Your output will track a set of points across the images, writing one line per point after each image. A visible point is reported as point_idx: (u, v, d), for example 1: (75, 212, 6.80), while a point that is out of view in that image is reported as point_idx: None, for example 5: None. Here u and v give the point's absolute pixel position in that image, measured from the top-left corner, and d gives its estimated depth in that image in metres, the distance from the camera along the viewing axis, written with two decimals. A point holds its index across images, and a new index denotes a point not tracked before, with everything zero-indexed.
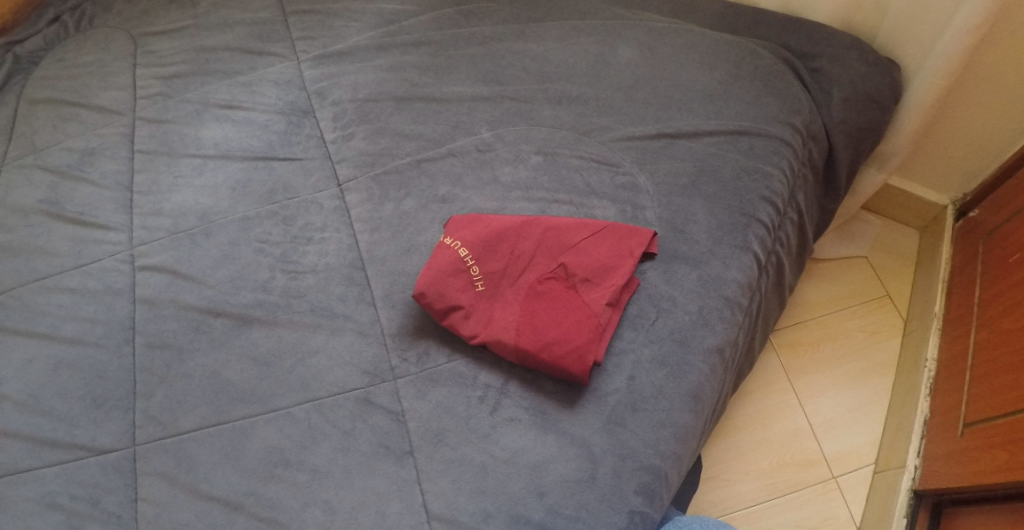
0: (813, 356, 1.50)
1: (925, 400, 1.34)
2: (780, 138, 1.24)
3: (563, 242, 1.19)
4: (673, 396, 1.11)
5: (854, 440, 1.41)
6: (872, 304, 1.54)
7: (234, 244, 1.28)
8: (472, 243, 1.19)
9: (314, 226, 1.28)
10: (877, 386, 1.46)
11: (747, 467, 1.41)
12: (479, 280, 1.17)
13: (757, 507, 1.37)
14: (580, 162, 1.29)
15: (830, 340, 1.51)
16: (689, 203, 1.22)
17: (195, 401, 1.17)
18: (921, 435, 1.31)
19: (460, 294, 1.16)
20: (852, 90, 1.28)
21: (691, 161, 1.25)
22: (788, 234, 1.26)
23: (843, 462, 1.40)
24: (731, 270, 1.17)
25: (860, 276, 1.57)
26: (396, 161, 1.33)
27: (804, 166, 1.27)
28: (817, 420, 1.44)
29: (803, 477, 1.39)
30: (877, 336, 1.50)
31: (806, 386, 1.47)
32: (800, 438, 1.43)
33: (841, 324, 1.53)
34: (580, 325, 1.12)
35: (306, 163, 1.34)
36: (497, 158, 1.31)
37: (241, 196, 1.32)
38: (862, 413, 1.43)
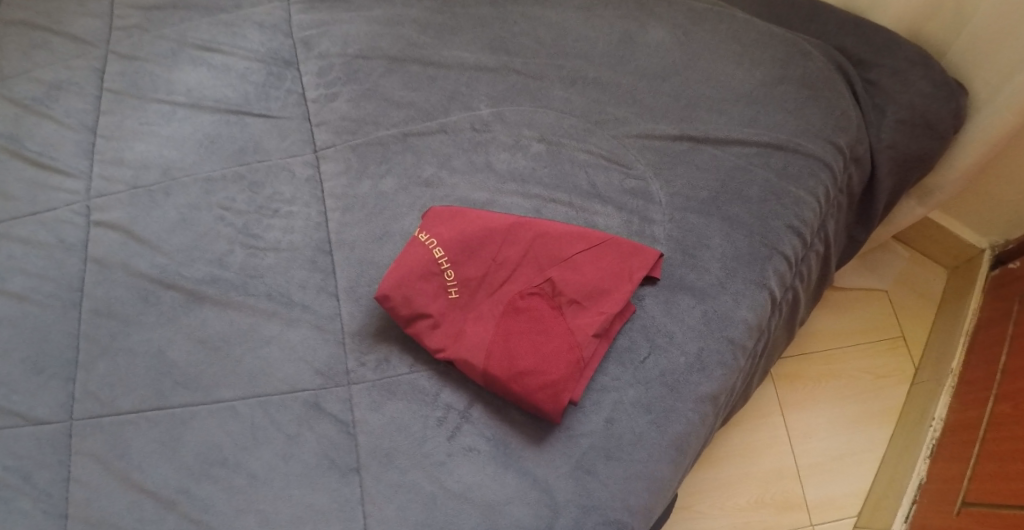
0: (812, 393, 1.41)
1: (924, 463, 1.26)
2: (821, 159, 1.08)
3: (555, 256, 1.05)
4: (652, 447, 0.99)
5: (840, 488, 1.33)
6: (885, 344, 1.43)
7: (193, 207, 1.16)
8: (448, 244, 1.05)
9: (282, 196, 1.15)
10: (875, 434, 1.36)
11: (723, 502, 1.34)
12: (453, 286, 1.04)
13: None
14: (588, 158, 1.14)
15: (832, 378, 1.41)
16: (705, 223, 1.07)
17: (136, 380, 1.07)
18: (914, 500, 1.23)
19: (429, 299, 1.03)
20: (910, 111, 1.12)
21: (714, 172, 1.09)
22: (810, 268, 1.11)
23: (824, 510, 1.32)
24: (741, 308, 1.03)
25: (877, 311, 1.46)
26: (380, 131, 1.18)
27: (841, 193, 1.11)
28: (804, 462, 1.35)
29: (779, 520, 1.31)
30: (884, 380, 1.40)
31: (800, 423, 1.38)
32: (783, 479, 1.34)
33: (847, 362, 1.42)
34: (559, 357, 0.99)
35: (281, 123, 1.20)
36: (494, 140, 1.16)
37: (208, 153, 1.19)
38: (854, 461, 1.35)
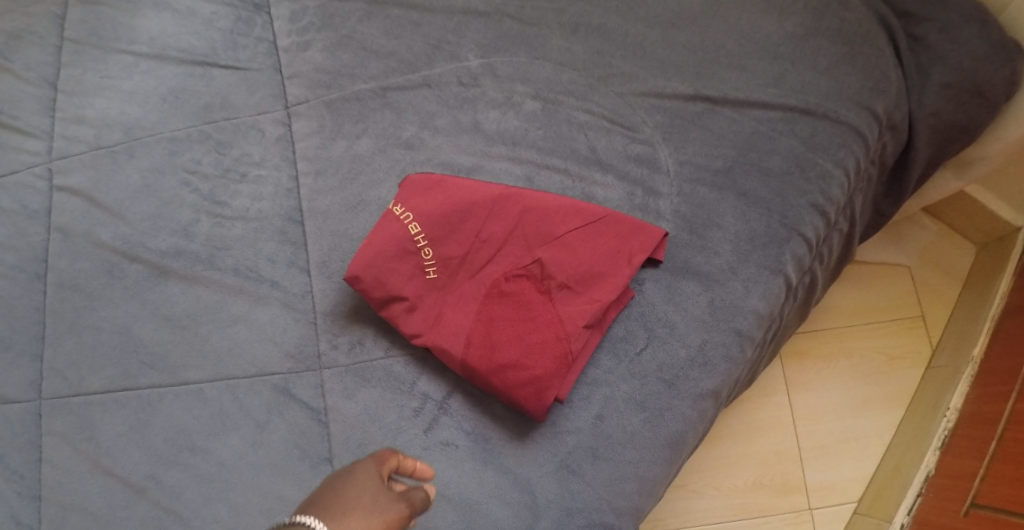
0: (820, 373, 1.32)
1: (932, 454, 1.19)
2: (854, 128, 0.95)
3: (545, 232, 0.94)
4: (644, 447, 0.90)
5: (841, 473, 1.27)
6: (902, 323, 1.33)
7: (157, 170, 1.07)
8: (425, 218, 0.94)
9: (250, 158, 1.05)
10: (882, 418, 1.29)
11: (719, 481, 1.28)
12: (431, 266, 0.94)
13: (718, 524, 1.26)
14: (587, 119, 1.01)
15: (843, 357, 1.32)
16: (717, 198, 0.95)
17: (102, 359, 1.02)
18: (919, 493, 1.17)
19: (405, 279, 0.93)
20: (959, 73, 0.97)
21: (730, 139, 0.96)
22: (831, 249, 1.00)
23: (823, 495, 1.26)
24: (752, 297, 0.92)
25: (897, 287, 1.35)
26: (357, 85, 1.06)
27: (871, 165, 0.99)
28: (807, 443, 1.29)
29: (775, 503, 1.26)
30: (897, 362, 1.31)
31: (806, 404, 1.31)
32: (784, 461, 1.28)
33: (861, 340, 1.33)
34: (545, 351, 0.89)
35: (251, 75, 1.09)
36: (483, 97, 1.03)
37: (173, 110, 1.09)
38: (860, 444, 1.28)
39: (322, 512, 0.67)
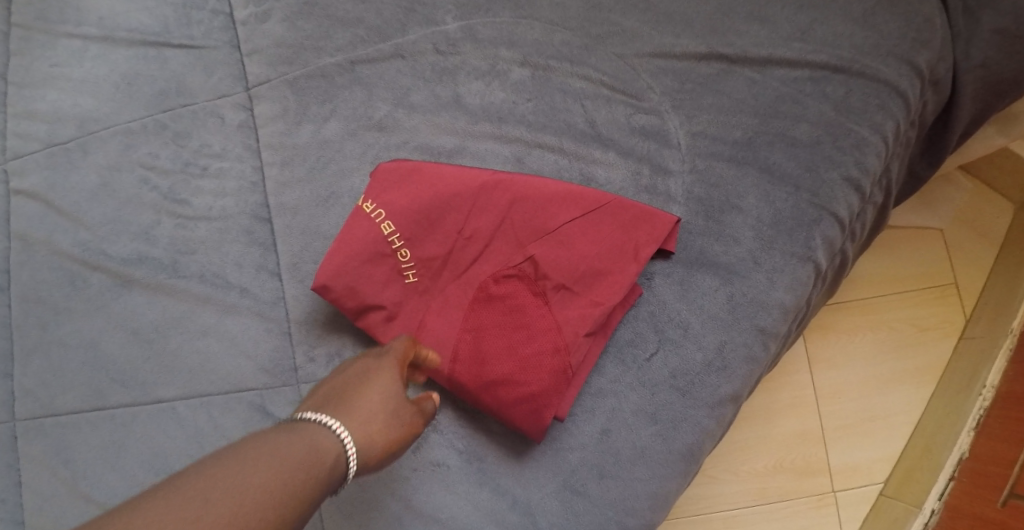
0: (845, 348, 1.19)
1: (966, 435, 1.08)
2: (895, 87, 0.80)
3: (538, 227, 0.82)
4: (656, 463, 0.80)
5: (867, 453, 1.16)
6: (933, 293, 1.19)
7: (114, 168, 0.97)
8: (400, 216, 0.83)
9: (210, 149, 0.94)
10: (910, 395, 1.16)
11: (738, 466, 1.17)
12: (410, 269, 0.83)
13: (737, 513, 1.15)
14: (583, 87, 0.87)
15: (871, 330, 1.19)
16: (738, 175, 0.82)
17: (71, 377, 0.94)
18: (950, 477, 1.07)
19: (382, 285, 0.83)
20: (1014, 16, 0.80)
21: (752, 105, 0.83)
22: (865, 223, 0.86)
23: (848, 476, 1.15)
24: (777, 289, 0.80)
25: (931, 251, 1.20)
26: (323, 59, 0.93)
27: (910, 128, 0.85)
28: (830, 425, 1.17)
29: (797, 486, 1.15)
30: (927, 333, 1.18)
31: (830, 382, 1.18)
32: (806, 443, 1.16)
33: (888, 312, 1.19)
34: (543, 365, 0.79)
35: (207, 54, 0.97)
36: (463, 66, 0.90)
37: (126, 98, 0.99)
38: (890, 423, 1.16)
39: (342, 410, 0.67)
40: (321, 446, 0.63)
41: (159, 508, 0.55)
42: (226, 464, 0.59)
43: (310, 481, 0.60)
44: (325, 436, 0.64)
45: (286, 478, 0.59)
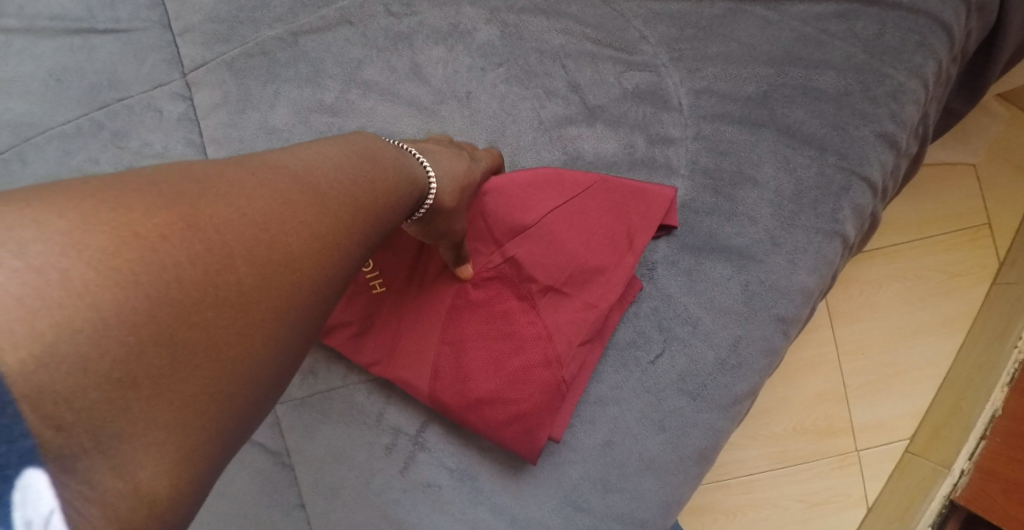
0: (869, 299, 1.06)
1: (999, 391, 0.96)
2: (936, 18, 0.67)
3: (518, 220, 0.69)
4: (664, 472, 0.70)
5: (893, 408, 1.04)
6: (965, 235, 1.05)
7: (54, 177, 0.86)
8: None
9: (151, 149, 0.84)
10: (941, 345, 1.04)
11: (757, 429, 1.06)
12: (375, 281, 0.73)
13: (755, 477, 1.05)
14: (562, 43, 0.74)
15: (897, 280, 1.05)
16: (751, 140, 0.70)
17: None
18: (982, 436, 0.96)
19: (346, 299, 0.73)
20: None
21: (766, 51, 0.70)
22: (898, 177, 0.74)
23: (873, 433, 1.04)
24: (798, 272, 0.68)
25: (963, 188, 1.05)
26: (261, 33, 0.81)
27: (953, 63, 0.72)
28: (854, 382, 1.05)
29: (818, 448, 1.04)
30: (959, 279, 1.04)
31: (852, 337, 1.06)
32: (833, 402, 1.05)
33: (914, 259, 1.06)
34: (536, 376, 0.68)
35: (136, 38, 0.85)
36: (422, 29, 0.77)
37: (58, 95, 0.87)
38: (916, 378, 1.04)
39: (438, 163, 0.64)
40: (420, 176, 0.60)
41: (315, 150, 0.53)
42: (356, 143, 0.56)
43: (413, 188, 0.59)
44: (422, 172, 0.61)
45: (405, 179, 0.58)
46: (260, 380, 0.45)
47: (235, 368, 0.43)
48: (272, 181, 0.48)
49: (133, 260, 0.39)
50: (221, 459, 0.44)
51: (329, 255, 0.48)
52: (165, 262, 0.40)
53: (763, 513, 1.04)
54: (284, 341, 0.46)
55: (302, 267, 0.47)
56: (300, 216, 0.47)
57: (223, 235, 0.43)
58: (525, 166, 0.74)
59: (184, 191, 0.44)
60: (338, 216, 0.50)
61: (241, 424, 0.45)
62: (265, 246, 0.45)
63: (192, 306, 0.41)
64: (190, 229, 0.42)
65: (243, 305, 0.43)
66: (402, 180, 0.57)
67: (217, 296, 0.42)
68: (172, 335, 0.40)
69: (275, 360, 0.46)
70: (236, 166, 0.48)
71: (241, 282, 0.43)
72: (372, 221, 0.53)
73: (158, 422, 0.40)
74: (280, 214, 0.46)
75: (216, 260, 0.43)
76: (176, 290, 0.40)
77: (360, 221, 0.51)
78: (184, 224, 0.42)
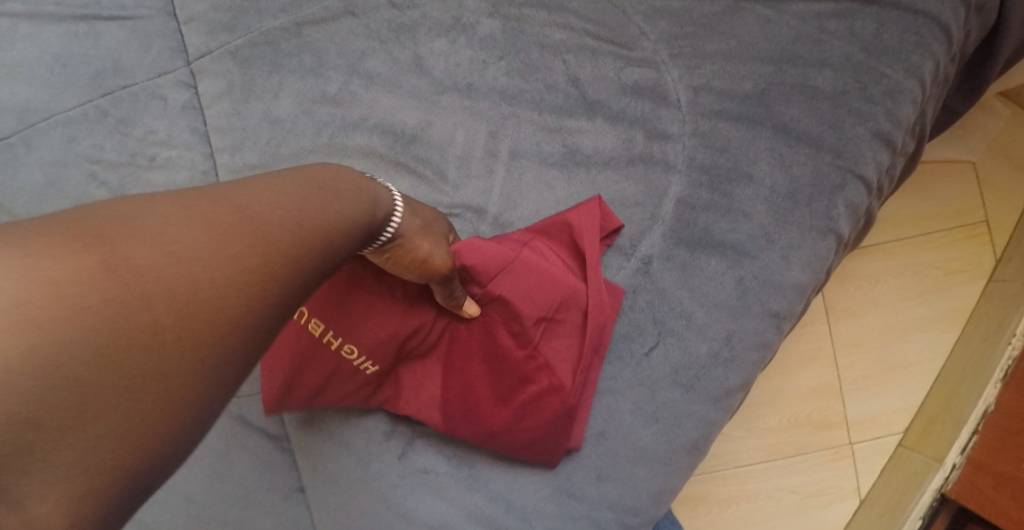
0: (866, 295, 1.07)
1: (992, 387, 0.99)
2: (935, 19, 0.68)
3: (499, 259, 0.69)
4: (657, 462, 0.71)
5: (886, 403, 1.05)
6: (962, 232, 1.06)
7: (60, 163, 0.87)
8: (332, 316, 0.69)
9: (155, 137, 0.85)
10: (935, 341, 1.05)
11: (750, 422, 1.08)
12: (364, 362, 0.70)
13: (749, 469, 1.06)
14: (563, 38, 0.75)
15: (894, 276, 1.07)
16: (748, 137, 0.71)
17: None
18: (974, 430, 0.98)
19: (333, 378, 0.71)
20: None
21: (764, 49, 0.71)
22: (894, 177, 0.75)
23: (867, 428, 1.05)
24: (793, 268, 0.69)
25: (962, 185, 1.07)
26: (265, 23, 0.82)
27: (952, 62, 0.73)
28: (849, 377, 1.06)
29: (812, 440, 1.05)
30: (954, 276, 1.06)
31: (850, 331, 1.07)
32: (826, 397, 1.06)
33: (911, 255, 1.07)
34: (546, 410, 0.69)
35: (141, 25, 0.86)
36: (424, 22, 0.78)
37: (63, 82, 0.87)
38: (910, 373, 1.05)
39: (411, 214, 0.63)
40: (381, 198, 0.59)
41: (262, 180, 0.52)
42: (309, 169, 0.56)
43: (371, 211, 0.57)
44: (383, 195, 0.60)
45: (360, 201, 0.56)
46: (185, 418, 0.44)
47: (155, 411, 0.42)
48: (204, 217, 0.47)
49: (43, 307, 0.40)
50: (138, 493, 0.43)
51: (262, 290, 0.47)
52: (77, 307, 0.40)
53: (757, 504, 1.05)
54: (210, 382, 0.45)
55: (231, 303, 0.45)
56: (229, 252, 0.46)
57: (140, 279, 0.43)
58: (524, 158, 0.75)
59: (104, 236, 0.44)
60: (276, 249, 0.48)
61: (164, 461, 0.44)
62: (190, 287, 0.44)
63: (104, 350, 0.41)
64: (102, 273, 0.42)
65: (166, 343, 0.43)
66: (357, 200, 0.56)
67: (135, 338, 0.42)
68: (82, 380, 0.40)
69: (199, 398, 0.44)
70: (170, 204, 0.47)
71: (161, 327, 0.43)
72: (317, 251, 0.51)
73: (63, 464, 0.39)
74: (209, 253, 0.46)
75: (132, 305, 0.42)
76: (87, 336, 0.40)
77: (302, 252, 0.50)
78: (98, 266, 0.42)
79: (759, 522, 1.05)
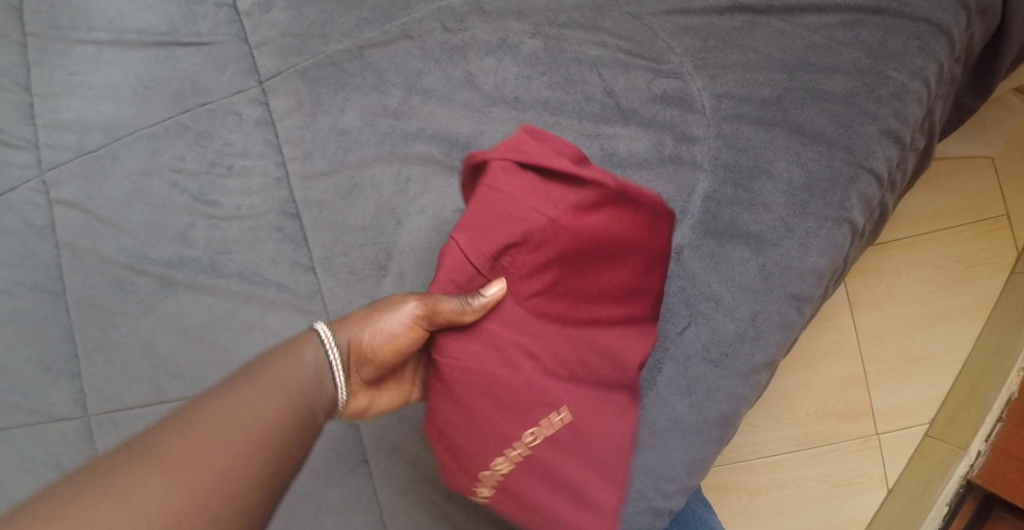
0: (888, 289, 1.15)
1: (1015, 376, 1.06)
2: (936, 24, 0.77)
3: (459, 258, 0.68)
4: (692, 432, 0.79)
5: (911, 395, 1.13)
6: (982, 226, 1.13)
7: (144, 173, 0.97)
8: (492, 444, 0.70)
9: (232, 148, 0.95)
10: (958, 333, 1.13)
11: (779, 413, 1.15)
12: (553, 414, 0.72)
13: (778, 458, 1.15)
14: (598, 54, 0.84)
15: (915, 270, 1.15)
16: (767, 138, 0.79)
17: (134, 376, 0.97)
18: (998, 418, 1.06)
19: (563, 457, 0.74)
20: None
21: (779, 59, 0.80)
22: (906, 172, 0.84)
23: (893, 418, 1.13)
24: (810, 255, 0.78)
25: (981, 181, 1.14)
26: (330, 46, 0.92)
27: (956, 63, 0.81)
28: (874, 368, 1.14)
29: (839, 430, 1.14)
30: (977, 269, 1.13)
31: (872, 324, 1.15)
32: (849, 387, 1.14)
33: (932, 251, 1.14)
34: (627, 240, 0.74)
35: (216, 50, 0.96)
36: (474, 42, 0.88)
37: (145, 101, 0.98)
38: (935, 364, 1.13)
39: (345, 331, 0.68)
40: (316, 363, 0.66)
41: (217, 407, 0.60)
42: (232, 386, 0.63)
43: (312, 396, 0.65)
44: (318, 356, 0.67)
45: (301, 394, 0.64)
46: None
47: None
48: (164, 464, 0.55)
49: None
50: None
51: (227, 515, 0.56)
52: None
53: (784, 492, 1.14)
54: None
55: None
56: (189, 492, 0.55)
57: None
58: None
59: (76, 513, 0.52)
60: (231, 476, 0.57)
61: None
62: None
63: None
64: None
65: None
66: (290, 394, 0.63)
67: None
68: None
69: None
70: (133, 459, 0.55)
71: None
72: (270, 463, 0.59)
73: None
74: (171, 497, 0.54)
75: None
76: None
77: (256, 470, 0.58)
78: None
79: (787, 510, 1.14)
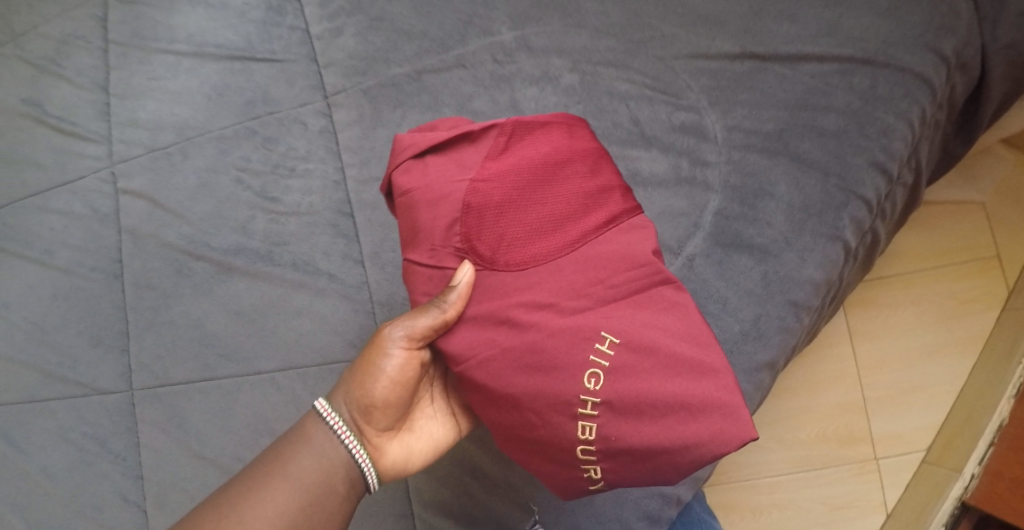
0: (886, 321, 1.28)
1: (1006, 402, 1.15)
2: (919, 75, 0.92)
3: (423, 272, 0.79)
4: None
5: (908, 422, 1.24)
6: (974, 266, 1.27)
7: (211, 170, 1.08)
8: (554, 404, 0.75)
9: (296, 153, 1.06)
10: (953, 365, 1.25)
11: (781, 435, 1.26)
12: (602, 343, 0.74)
13: (778, 480, 1.25)
14: (627, 88, 0.98)
15: (911, 305, 1.28)
16: (769, 164, 0.93)
17: (182, 353, 1.05)
18: (990, 443, 1.14)
19: (633, 380, 0.74)
20: None
21: (782, 98, 0.94)
22: (894, 204, 0.98)
23: (891, 444, 1.24)
24: (808, 266, 0.91)
25: (973, 224, 1.29)
26: (392, 70, 1.05)
27: (938, 110, 0.97)
28: (874, 394, 1.26)
29: (840, 454, 1.24)
30: (969, 306, 1.26)
31: (870, 353, 1.27)
32: (848, 412, 1.26)
33: (928, 288, 1.28)
34: (551, 154, 0.82)
35: (288, 66, 1.09)
36: (520, 73, 1.01)
37: (218, 107, 1.10)
38: (931, 393, 1.25)
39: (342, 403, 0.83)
40: (322, 440, 0.82)
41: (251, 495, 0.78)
42: (259, 471, 0.80)
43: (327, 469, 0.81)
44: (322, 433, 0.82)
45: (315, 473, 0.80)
46: None
47: None
48: None
49: None
50: None
51: None
52: None
53: (785, 512, 1.23)
54: None
55: None
56: None
57: None
58: None
59: None
60: None
61: None
62: None
63: None
64: None
65: None
66: (306, 475, 0.79)
67: None
68: None
69: None
70: None
71: None
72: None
73: None
74: None
75: None
76: None
77: None
78: None
79: None
